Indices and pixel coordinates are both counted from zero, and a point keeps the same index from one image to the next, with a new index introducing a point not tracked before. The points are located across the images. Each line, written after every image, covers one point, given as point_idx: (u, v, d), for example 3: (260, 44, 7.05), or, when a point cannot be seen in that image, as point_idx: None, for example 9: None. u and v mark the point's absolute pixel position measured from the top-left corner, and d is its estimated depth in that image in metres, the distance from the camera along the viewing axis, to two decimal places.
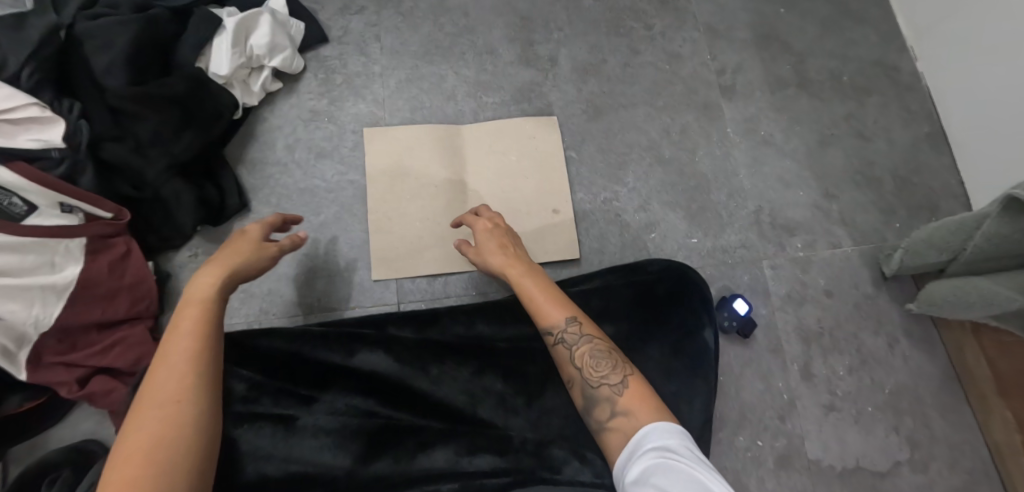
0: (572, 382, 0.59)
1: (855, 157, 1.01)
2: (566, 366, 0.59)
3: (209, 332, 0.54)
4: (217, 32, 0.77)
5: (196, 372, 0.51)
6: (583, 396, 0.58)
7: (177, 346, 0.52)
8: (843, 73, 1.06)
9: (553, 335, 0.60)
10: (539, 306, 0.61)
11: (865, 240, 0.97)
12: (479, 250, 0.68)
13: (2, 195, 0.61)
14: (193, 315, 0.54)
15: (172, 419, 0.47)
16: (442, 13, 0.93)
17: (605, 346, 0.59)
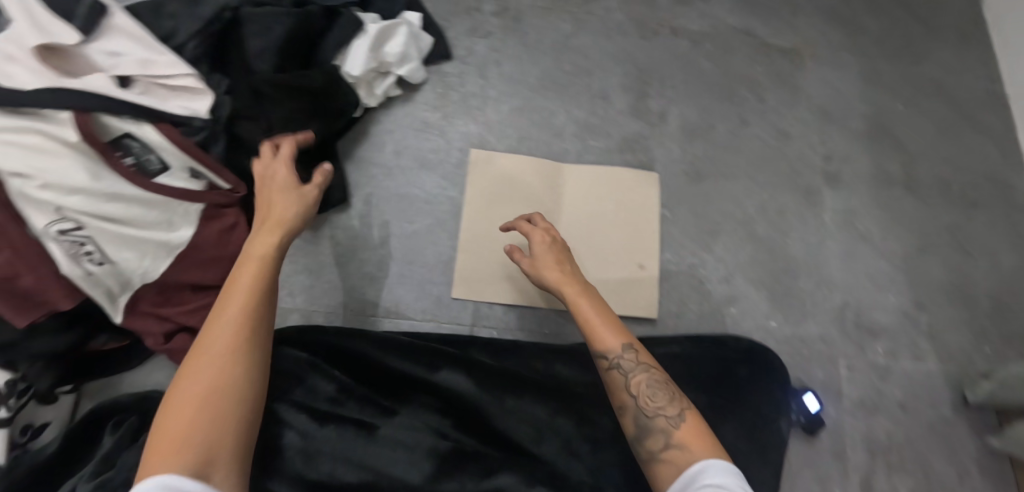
0: (624, 408, 0.58)
1: (954, 271, 0.96)
2: (620, 393, 0.58)
3: (261, 291, 0.56)
4: (358, 34, 0.80)
5: (246, 328, 0.53)
6: (633, 423, 0.56)
7: (232, 302, 0.54)
8: (953, 181, 1.01)
9: (607, 360, 0.58)
10: (593, 326, 0.60)
11: (952, 359, 0.92)
12: (535, 261, 0.67)
13: (143, 151, 0.66)
14: (248, 273, 0.56)
15: (223, 372, 0.50)
16: (563, 51, 0.95)
17: (659, 375, 0.58)
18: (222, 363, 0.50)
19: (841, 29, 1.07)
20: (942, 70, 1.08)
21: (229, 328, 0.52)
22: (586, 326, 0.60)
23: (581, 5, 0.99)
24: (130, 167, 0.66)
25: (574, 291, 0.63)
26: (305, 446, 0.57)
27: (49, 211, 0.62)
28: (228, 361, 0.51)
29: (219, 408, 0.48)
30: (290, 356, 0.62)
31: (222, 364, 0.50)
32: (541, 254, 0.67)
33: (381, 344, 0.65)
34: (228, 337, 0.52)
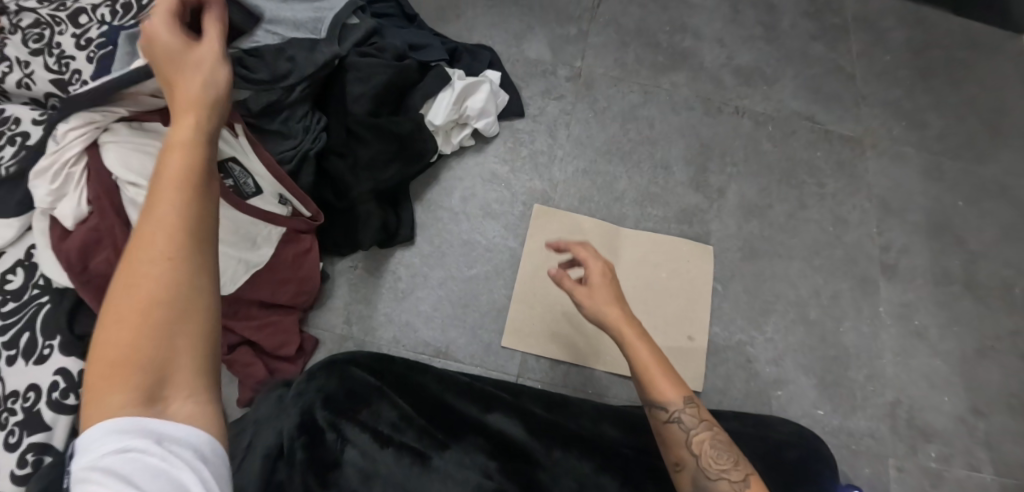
0: (684, 466, 0.59)
1: (1016, 381, 0.93)
2: (679, 450, 0.59)
3: (191, 182, 0.41)
4: (444, 88, 0.87)
5: (176, 235, 0.38)
6: (690, 478, 0.58)
7: (154, 198, 0.39)
8: (1017, 284, 0.99)
9: (666, 414, 0.59)
10: (653, 378, 0.60)
11: (1010, 475, 0.87)
12: (590, 294, 0.64)
13: (242, 175, 0.72)
14: (172, 162, 0.41)
15: (151, 292, 0.37)
16: (629, 120, 1.00)
17: (720, 436, 0.60)
18: (146, 280, 0.37)
19: (903, 123, 1.09)
20: (1006, 172, 1.08)
21: (148, 236, 0.38)
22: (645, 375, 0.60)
23: (649, 78, 1.04)
24: (228, 188, 0.71)
25: (634, 335, 0.60)
26: (364, 466, 0.59)
27: None
28: (151, 281, 0.37)
29: (155, 339, 0.36)
30: (355, 376, 0.64)
31: (144, 287, 0.37)
32: (599, 289, 0.64)
33: (453, 379, 0.67)
34: (151, 247, 0.38)
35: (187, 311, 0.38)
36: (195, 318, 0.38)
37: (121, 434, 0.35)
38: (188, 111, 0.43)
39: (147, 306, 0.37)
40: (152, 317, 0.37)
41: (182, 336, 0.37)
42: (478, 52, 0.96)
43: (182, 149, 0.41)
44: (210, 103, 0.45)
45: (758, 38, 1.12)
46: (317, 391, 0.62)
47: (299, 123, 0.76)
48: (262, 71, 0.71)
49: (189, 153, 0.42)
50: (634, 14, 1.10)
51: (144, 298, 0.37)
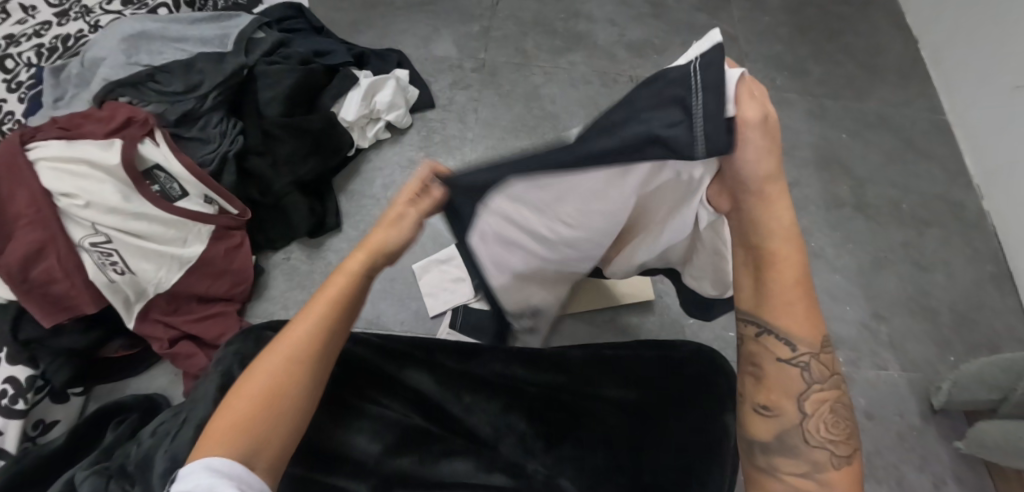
0: (778, 416, 0.49)
1: (911, 285, 1.01)
2: (784, 395, 0.49)
3: (341, 308, 0.52)
4: (353, 87, 0.96)
5: (308, 349, 0.50)
6: (777, 430, 0.49)
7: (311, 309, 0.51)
8: (903, 201, 1.09)
9: (792, 354, 0.49)
10: (790, 303, 0.48)
11: (916, 369, 0.95)
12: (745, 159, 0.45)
13: (167, 181, 0.80)
14: (332, 289, 0.52)
15: (277, 382, 0.48)
16: (533, 99, 1.09)
17: (842, 402, 0.49)
18: (280, 370, 0.49)
19: (786, 73, 1.20)
20: (885, 104, 1.19)
21: (292, 337, 0.50)
22: (779, 294, 0.48)
23: (548, 60, 1.14)
24: (155, 193, 0.79)
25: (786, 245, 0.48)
26: None
27: (86, 226, 0.74)
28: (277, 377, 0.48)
29: (269, 422, 0.47)
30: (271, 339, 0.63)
31: (270, 381, 0.48)
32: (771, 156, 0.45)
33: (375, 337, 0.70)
34: (291, 348, 0.49)
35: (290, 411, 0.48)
36: (298, 408, 0.49)
37: (211, 476, 0.43)
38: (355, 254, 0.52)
39: (270, 392, 0.48)
40: (273, 403, 0.48)
41: (284, 425, 0.48)
42: (386, 54, 1.05)
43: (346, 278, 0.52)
44: (379, 243, 0.52)
45: (646, 14, 1.23)
46: (234, 353, 0.62)
47: (216, 128, 0.83)
48: (175, 84, 0.82)
49: (348, 286, 0.52)
50: (530, 7, 1.20)
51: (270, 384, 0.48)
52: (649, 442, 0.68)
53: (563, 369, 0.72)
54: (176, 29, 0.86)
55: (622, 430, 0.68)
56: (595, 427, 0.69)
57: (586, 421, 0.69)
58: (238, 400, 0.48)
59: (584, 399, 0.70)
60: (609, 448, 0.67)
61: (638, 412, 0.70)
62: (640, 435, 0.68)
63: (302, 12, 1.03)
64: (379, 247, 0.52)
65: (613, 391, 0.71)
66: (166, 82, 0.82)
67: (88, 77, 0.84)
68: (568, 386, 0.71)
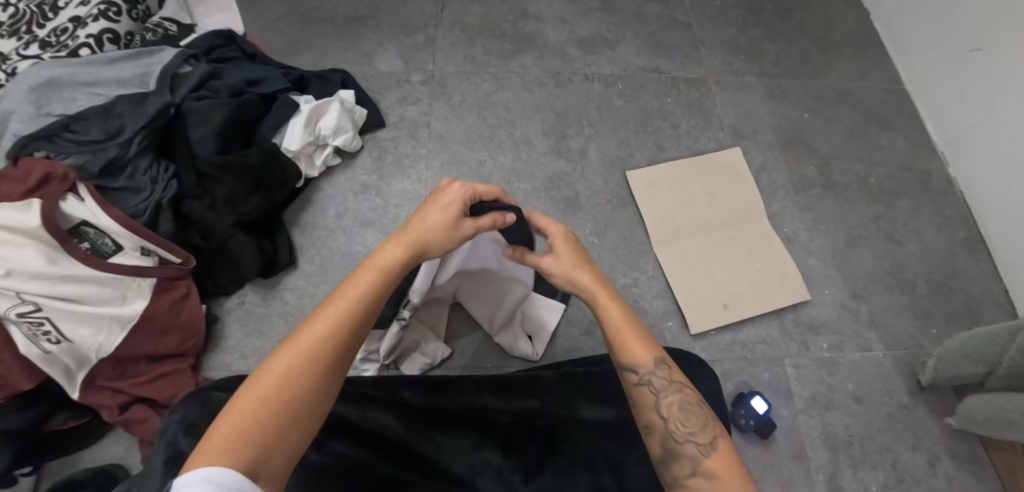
0: (653, 430, 0.57)
1: (886, 260, 1.00)
2: (650, 412, 0.58)
3: (370, 311, 0.53)
4: (294, 115, 0.91)
5: (329, 352, 0.50)
6: (659, 443, 0.56)
7: (333, 307, 0.52)
8: (870, 175, 1.07)
9: (636, 376, 0.58)
10: (624, 342, 0.60)
11: (900, 346, 0.93)
12: (562, 265, 0.62)
13: (98, 236, 0.75)
14: (360, 285, 0.53)
15: (288, 383, 0.48)
16: (486, 107, 1.05)
17: (694, 399, 0.59)
18: (295, 369, 0.49)
19: (742, 56, 1.17)
20: (842, 79, 1.17)
21: (309, 341, 0.50)
22: (618, 337, 0.60)
23: (499, 65, 1.10)
24: (85, 250, 0.73)
25: (606, 294, 0.61)
26: None
27: (10, 297, 0.67)
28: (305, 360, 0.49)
29: (272, 424, 0.47)
30: (218, 400, 0.59)
31: (297, 364, 0.49)
32: (564, 255, 0.63)
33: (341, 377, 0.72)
34: (307, 345, 0.50)
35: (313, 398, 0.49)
36: (313, 411, 0.49)
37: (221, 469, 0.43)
38: (392, 245, 0.56)
39: (284, 394, 0.48)
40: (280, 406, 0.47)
41: (290, 431, 0.47)
42: (328, 75, 1.00)
43: (374, 272, 0.54)
44: (414, 240, 0.57)
45: (595, 9, 1.19)
46: (178, 423, 0.57)
47: (145, 175, 0.78)
48: (93, 131, 0.76)
49: (379, 285, 0.54)
50: (476, 11, 1.16)
51: (285, 382, 0.48)
52: (631, 462, 0.65)
53: (534, 394, 0.70)
54: (90, 72, 0.80)
55: (603, 453, 0.65)
56: (576, 453, 0.65)
57: (567, 448, 0.66)
58: (253, 397, 0.47)
59: (560, 423, 0.68)
60: (592, 474, 0.64)
61: (618, 432, 0.67)
62: (621, 456, 0.65)
63: (233, 39, 0.97)
64: (414, 242, 0.56)
65: (589, 411, 0.68)
66: (83, 130, 0.76)
67: None
68: (542, 411, 0.68)
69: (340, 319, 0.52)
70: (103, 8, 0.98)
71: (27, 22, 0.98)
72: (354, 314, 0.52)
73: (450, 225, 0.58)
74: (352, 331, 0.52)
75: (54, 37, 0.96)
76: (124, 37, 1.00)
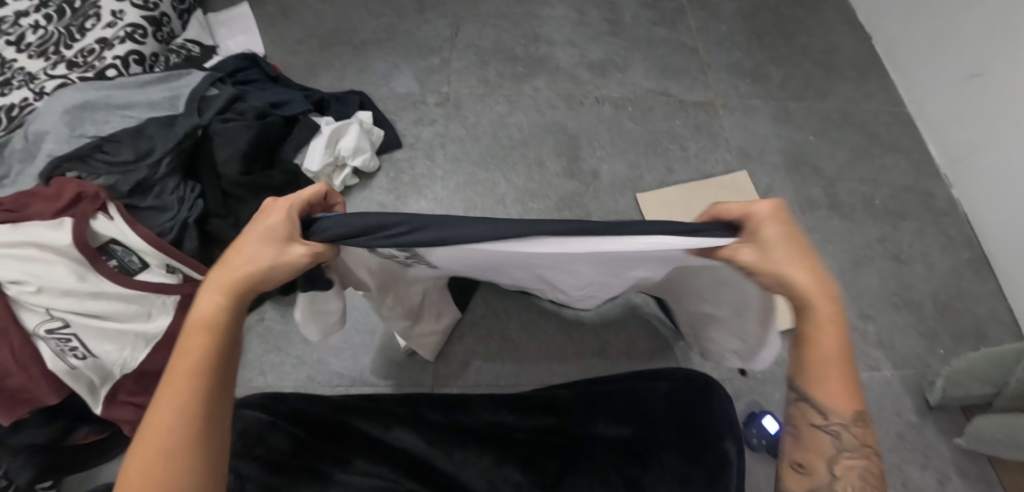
0: (809, 474, 0.47)
1: (893, 280, 1.01)
2: (816, 456, 0.47)
3: (214, 368, 0.46)
4: (314, 136, 0.94)
5: (186, 428, 0.43)
6: (808, 489, 0.47)
7: (170, 390, 0.44)
8: (875, 197, 1.09)
9: (821, 417, 0.47)
10: (821, 375, 0.46)
11: (908, 365, 0.95)
12: (771, 267, 0.43)
13: (125, 254, 0.77)
14: (197, 345, 0.45)
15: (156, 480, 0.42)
16: (500, 128, 1.08)
17: (877, 474, 0.46)
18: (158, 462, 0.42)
19: (748, 80, 1.20)
20: (845, 102, 1.20)
21: (157, 430, 0.43)
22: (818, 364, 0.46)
23: (512, 88, 1.13)
24: (113, 268, 0.75)
25: (823, 310, 0.44)
26: None
27: (40, 312, 0.70)
28: (167, 448, 0.42)
29: None
30: None
31: (160, 456, 0.42)
32: (777, 247, 0.43)
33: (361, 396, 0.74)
34: (162, 432, 0.43)
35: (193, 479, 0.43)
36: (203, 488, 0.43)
37: None
38: (212, 292, 0.45)
39: (160, 487, 0.41)
40: None
41: None
42: (346, 97, 1.03)
43: (205, 331, 0.45)
44: (236, 279, 0.45)
45: (605, 33, 1.23)
46: None
47: (172, 195, 0.80)
48: (124, 152, 0.79)
49: (212, 342, 0.45)
50: (489, 35, 1.19)
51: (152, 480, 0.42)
52: (648, 479, 0.64)
53: (550, 412, 0.72)
54: (122, 96, 0.83)
55: (619, 470, 0.65)
56: (592, 470, 0.65)
57: (582, 465, 0.66)
58: None
59: (575, 441, 0.69)
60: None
61: (634, 450, 0.67)
62: (637, 474, 0.65)
63: (257, 62, 1.01)
64: (233, 284, 0.45)
65: (605, 428, 0.70)
66: (115, 152, 0.79)
67: (33, 153, 0.80)
68: (558, 428, 0.70)
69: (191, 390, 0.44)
70: (129, 31, 1.01)
71: (55, 43, 1.01)
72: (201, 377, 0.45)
73: (272, 247, 0.44)
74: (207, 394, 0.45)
75: (81, 58, 0.99)
76: (148, 59, 1.04)
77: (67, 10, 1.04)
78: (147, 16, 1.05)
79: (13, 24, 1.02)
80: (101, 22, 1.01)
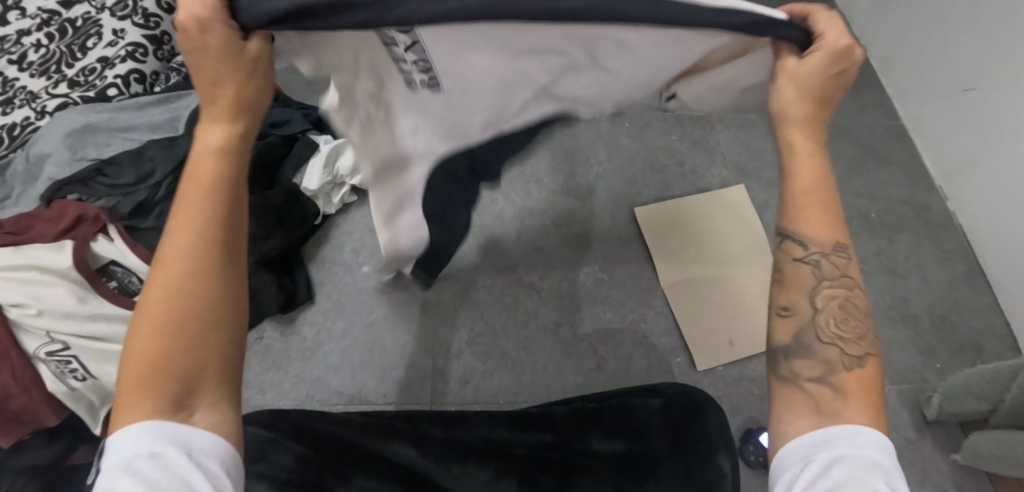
0: (794, 314, 0.46)
1: (889, 294, 1.02)
2: (797, 293, 0.46)
3: (225, 200, 0.40)
4: (313, 154, 0.94)
5: (198, 274, 0.38)
6: (793, 329, 0.46)
7: (176, 238, 0.39)
8: (871, 211, 1.10)
9: (801, 251, 0.46)
10: (803, 202, 0.45)
11: (905, 380, 0.95)
12: (796, 88, 0.43)
13: (125, 274, 0.77)
14: (202, 173, 0.40)
15: (175, 304, 0.38)
16: None
17: (856, 299, 0.46)
18: (174, 288, 0.38)
19: None
20: (841, 116, 1.21)
21: (162, 277, 0.38)
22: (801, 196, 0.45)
23: None
24: (112, 289, 0.76)
25: (808, 148, 0.44)
26: None
27: (41, 335, 0.71)
28: (180, 276, 0.38)
29: (178, 358, 0.37)
30: None
31: (175, 282, 0.38)
32: (810, 72, 0.42)
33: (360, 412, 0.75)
34: (177, 259, 0.38)
35: (216, 308, 0.39)
36: (216, 349, 0.39)
37: (156, 429, 0.36)
38: (210, 117, 0.40)
39: (179, 310, 0.38)
40: (180, 332, 0.37)
41: (207, 352, 0.38)
42: None
43: (213, 160, 0.40)
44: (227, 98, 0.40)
45: None
46: None
47: (172, 215, 0.80)
48: (125, 175, 0.80)
49: (220, 169, 0.40)
50: None
51: (170, 307, 0.38)
52: None
53: (547, 428, 0.72)
54: (122, 118, 0.83)
55: (616, 485, 0.65)
56: (589, 485, 0.65)
57: (580, 479, 0.65)
58: (141, 338, 0.37)
59: (568, 454, 0.68)
60: None
61: (630, 465, 0.67)
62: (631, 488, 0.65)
63: None
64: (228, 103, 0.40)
65: (601, 443, 0.70)
66: (115, 174, 0.80)
67: (34, 174, 0.81)
68: (555, 444, 0.70)
69: (200, 221, 0.39)
70: (130, 49, 1.02)
71: (56, 61, 1.02)
72: (211, 206, 0.40)
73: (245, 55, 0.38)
74: (222, 219, 0.40)
75: (83, 77, 1.00)
76: (150, 77, 1.04)
77: (69, 28, 1.05)
78: (148, 34, 1.04)
79: (16, 43, 1.04)
80: (103, 41, 1.02)
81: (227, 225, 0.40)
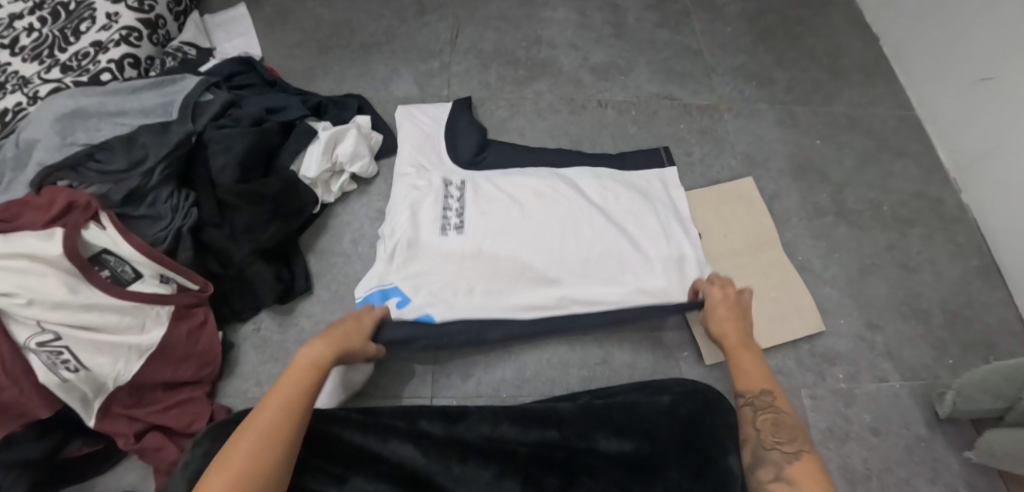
0: (748, 440, 0.66)
1: (901, 289, 1.00)
2: (747, 426, 0.67)
3: (294, 403, 0.60)
4: (312, 141, 0.92)
5: (266, 449, 0.56)
6: (751, 452, 0.65)
7: (258, 419, 0.58)
8: (883, 203, 1.07)
9: (743, 397, 0.69)
10: (744, 372, 0.72)
11: (917, 377, 0.93)
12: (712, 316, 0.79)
13: (118, 264, 0.75)
14: (296, 379, 0.63)
15: (241, 471, 0.53)
16: (500, 134, 1.06)
17: (789, 420, 0.65)
18: (249, 457, 0.54)
19: (753, 83, 1.18)
20: (853, 106, 1.18)
21: (242, 445, 0.55)
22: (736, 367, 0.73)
23: (514, 91, 1.11)
24: (105, 278, 0.74)
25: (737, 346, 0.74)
26: None
27: (32, 325, 0.68)
28: (256, 449, 0.55)
29: None
30: None
31: (250, 453, 0.55)
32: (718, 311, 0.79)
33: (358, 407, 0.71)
34: (256, 436, 0.56)
35: (269, 478, 0.54)
36: None
37: None
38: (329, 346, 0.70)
39: (244, 473, 0.53)
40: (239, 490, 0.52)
41: None
42: (345, 100, 1.01)
43: (305, 371, 0.65)
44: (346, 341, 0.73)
45: (608, 35, 1.21)
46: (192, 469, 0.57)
47: (166, 203, 0.79)
48: (117, 162, 0.77)
49: (304, 381, 0.63)
50: (490, 38, 1.17)
51: (240, 472, 0.53)
52: None
53: (553, 424, 0.69)
54: (114, 102, 0.82)
55: (621, 486, 0.64)
56: (594, 486, 0.65)
57: (583, 479, 0.65)
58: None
59: (575, 456, 0.67)
60: None
61: (635, 466, 0.66)
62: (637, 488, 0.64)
63: (253, 65, 1.00)
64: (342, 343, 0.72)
65: (607, 443, 0.68)
66: (107, 160, 0.78)
67: (24, 160, 0.78)
68: (560, 442, 0.68)
69: (277, 413, 0.59)
70: (124, 34, 0.99)
71: (49, 46, 0.99)
72: (286, 406, 0.60)
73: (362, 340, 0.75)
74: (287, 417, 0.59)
75: (76, 62, 0.97)
76: (144, 62, 1.02)
77: (63, 13, 1.02)
78: (143, 19, 1.02)
79: (9, 27, 1.01)
80: (96, 25, 0.99)
81: (291, 419, 0.59)
